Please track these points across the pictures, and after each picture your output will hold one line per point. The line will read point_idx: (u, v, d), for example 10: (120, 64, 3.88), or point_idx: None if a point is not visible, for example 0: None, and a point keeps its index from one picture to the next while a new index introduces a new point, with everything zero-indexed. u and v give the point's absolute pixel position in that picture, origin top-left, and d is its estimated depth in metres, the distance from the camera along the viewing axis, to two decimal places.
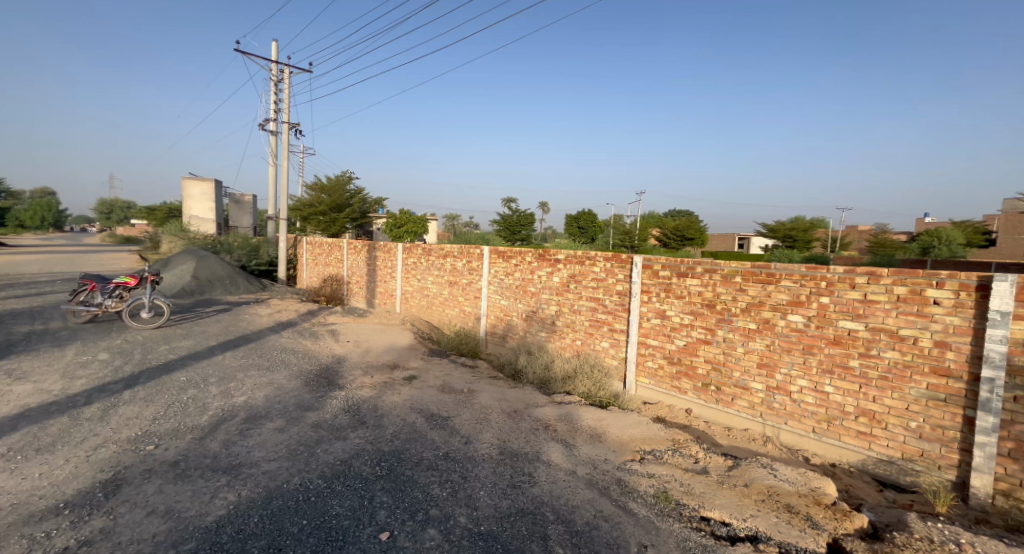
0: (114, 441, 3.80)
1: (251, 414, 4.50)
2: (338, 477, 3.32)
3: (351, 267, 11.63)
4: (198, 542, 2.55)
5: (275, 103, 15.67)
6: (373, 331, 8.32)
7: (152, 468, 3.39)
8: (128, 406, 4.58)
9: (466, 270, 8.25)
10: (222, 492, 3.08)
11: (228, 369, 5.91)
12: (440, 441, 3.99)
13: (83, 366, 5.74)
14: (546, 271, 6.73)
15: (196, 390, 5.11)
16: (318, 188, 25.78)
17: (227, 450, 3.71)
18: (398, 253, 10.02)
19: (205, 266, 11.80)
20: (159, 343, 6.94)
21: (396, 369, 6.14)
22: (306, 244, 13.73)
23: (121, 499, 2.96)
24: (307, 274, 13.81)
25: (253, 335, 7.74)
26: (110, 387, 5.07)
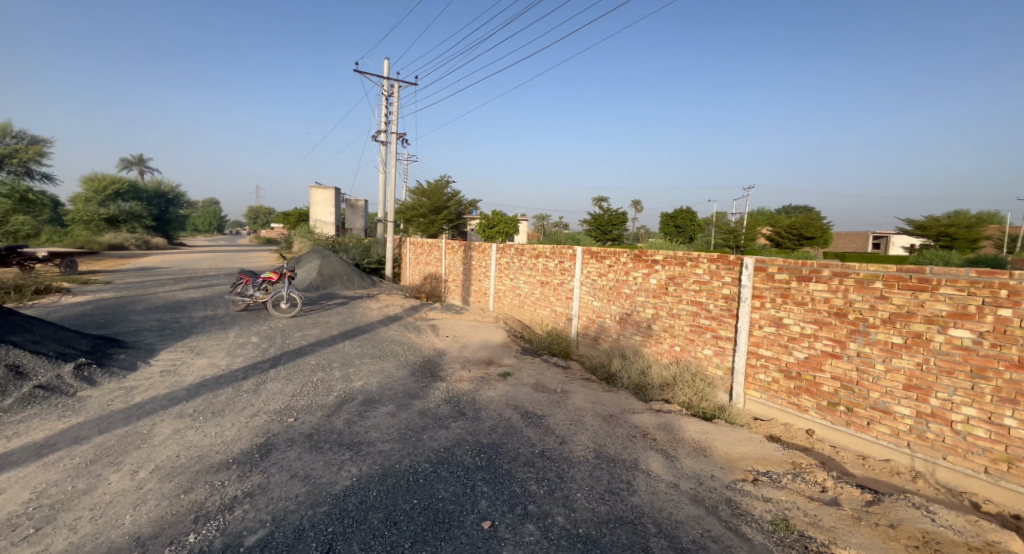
0: (264, 412, 4.50)
1: (367, 397, 5.01)
2: (443, 463, 3.55)
3: (448, 267, 12.31)
4: (330, 506, 2.92)
5: (385, 116, 17.24)
6: (468, 328, 8.73)
7: (292, 437, 3.95)
8: (273, 383, 5.39)
9: (558, 270, 8.25)
10: (347, 465, 3.48)
11: (347, 355, 6.65)
12: (536, 439, 4.06)
13: (240, 347, 6.88)
14: (642, 272, 6.47)
15: (323, 373, 5.83)
16: (420, 192, 27.71)
17: (349, 428, 4.18)
18: (492, 253, 10.36)
19: (328, 264, 13.37)
20: (293, 331, 8.04)
21: (491, 365, 6.38)
22: (410, 244, 14.83)
23: (271, 461, 3.50)
24: (410, 272, 14.92)
25: (366, 327, 8.59)
26: (259, 365, 6.01)
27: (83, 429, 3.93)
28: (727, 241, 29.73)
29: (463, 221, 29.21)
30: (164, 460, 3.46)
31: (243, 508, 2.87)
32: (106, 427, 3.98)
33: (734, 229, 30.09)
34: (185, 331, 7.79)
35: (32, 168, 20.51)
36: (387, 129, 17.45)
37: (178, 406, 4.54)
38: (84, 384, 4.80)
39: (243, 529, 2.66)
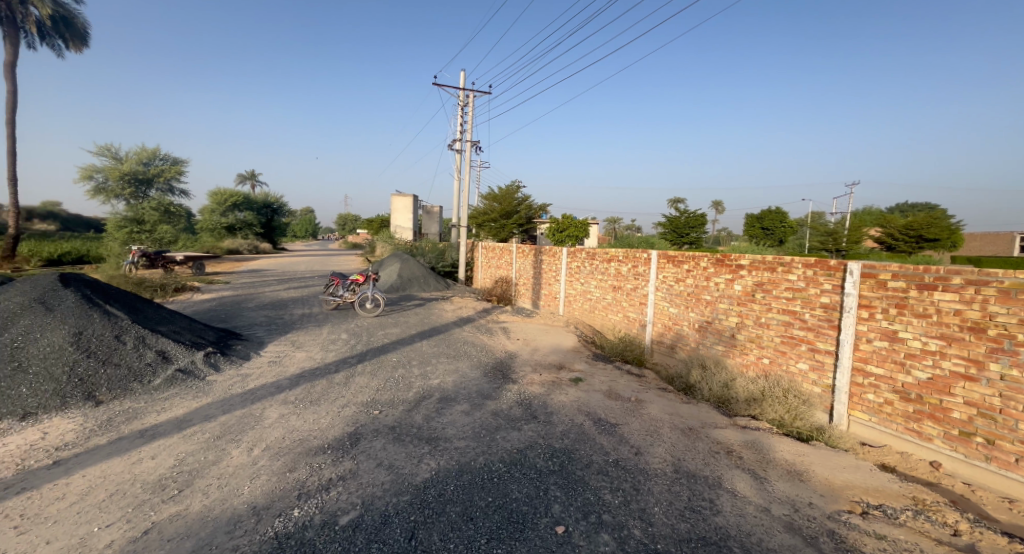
0: (353, 403, 4.87)
1: (444, 395, 5.22)
2: (517, 464, 3.60)
3: (519, 270, 12.43)
4: (412, 496, 3.08)
5: (461, 125, 17.91)
6: (538, 331, 8.75)
7: (378, 428, 4.24)
8: (360, 377, 5.82)
9: (632, 274, 8.00)
10: (426, 458, 3.66)
11: (425, 354, 6.99)
12: (610, 447, 3.96)
13: (333, 342, 7.52)
14: (725, 278, 6.07)
15: (404, 370, 6.18)
16: (491, 198, 28.34)
17: (428, 424, 4.39)
18: (562, 257, 10.30)
19: (407, 267, 14.17)
20: (376, 329, 8.63)
21: (562, 369, 6.34)
22: (482, 248, 15.21)
23: (359, 449, 3.78)
24: (482, 276, 15.28)
25: (442, 328, 8.96)
26: (347, 360, 6.52)
27: (211, 408, 4.53)
28: (824, 244, 26.81)
29: (533, 225, 29.40)
30: (272, 441, 3.87)
31: (336, 490, 3.12)
32: (228, 408, 4.55)
33: (833, 231, 27.08)
34: (287, 326, 8.68)
35: (174, 185, 24.02)
36: (463, 138, 18.07)
37: (282, 393, 5.07)
38: (211, 369, 5.54)
39: (337, 509, 2.90)
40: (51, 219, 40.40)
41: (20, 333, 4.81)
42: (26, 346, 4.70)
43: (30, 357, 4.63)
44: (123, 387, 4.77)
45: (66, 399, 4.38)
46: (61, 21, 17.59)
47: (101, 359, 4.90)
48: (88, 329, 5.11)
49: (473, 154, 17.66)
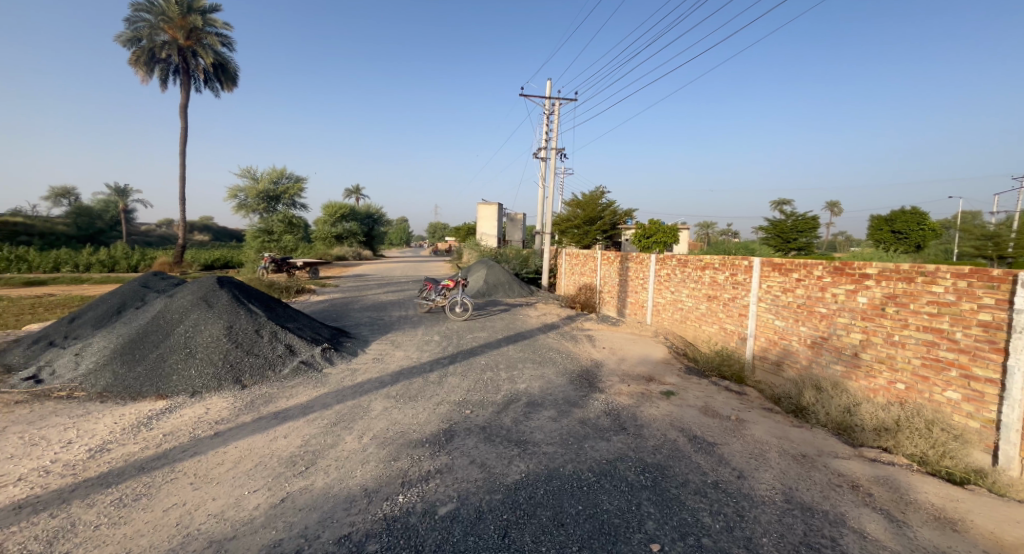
0: (446, 401, 5.15)
1: (531, 400, 5.30)
2: (606, 475, 3.54)
3: (603, 277, 12.17)
4: (503, 496, 3.18)
5: (546, 133, 18.10)
6: (625, 341, 8.49)
7: (470, 427, 4.43)
8: (451, 377, 6.12)
9: (729, 283, 7.45)
10: (516, 461, 3.74)
11: (511, 359, 7.14)
12: (708, 467, 3.72)
13: (426, 343, 8.01)
14: (845, 289, 5.41)
15: (492, 373, 6.38)
16: (574, 204, 28.16)
17: (516, 426, 4.49)
18: (650, 265, 9.89)
19: (493, 274, 14.60)
20: (465, 332, 9.01)
21: (652, 381, 6.09)
22: (566, 255, 15.15)
23: (454, 446, 3.99)
24: (565, 282, 15.21)
25: (526, 333, 9.09)
26: (440, 361, 6.89)
27: (327, 397, 5.08)
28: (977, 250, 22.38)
29: (618, 231, 28.58)
30: (378, 431, 4.24)
31: (435, 482, 3.33)
32: (340, 399, 5.07)
33: None
34: (387, 327, 9.42)
35: (297, 200, 27.39)
36: (547, 146, 18.19)
37: (385, 388, 5.52)
38: (327, 363, 6.22)
39: (436, 499, 3.10)
40: (204, 231, 48.34)
41: (190, 324, 5.84)
42: (194, 336, 5.69)
43: (196, 345, 5.59)
44: (261, 374, 5.54)
45: (220, 382, 5.22)
46: (220, 67, 21.15)
47: (245, 349, 5.76)
48: (236, 324, 6.04)
49: (557, 160, 17.75)
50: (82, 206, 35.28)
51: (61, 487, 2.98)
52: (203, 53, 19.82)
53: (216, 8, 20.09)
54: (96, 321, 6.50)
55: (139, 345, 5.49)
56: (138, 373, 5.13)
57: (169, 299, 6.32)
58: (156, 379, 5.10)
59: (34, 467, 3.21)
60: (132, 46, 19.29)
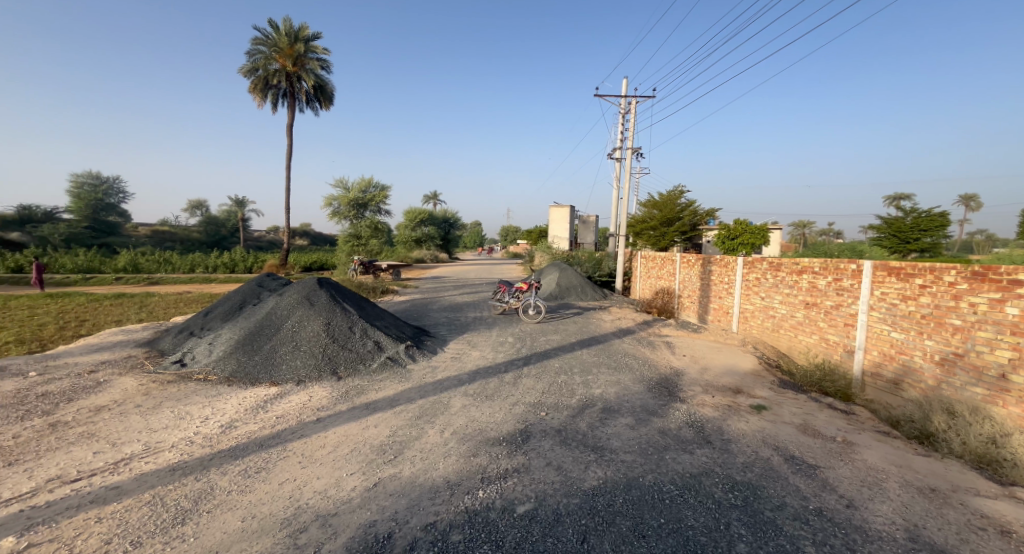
0: (522, 402, 5.22)
1: (607, 406, 5.19)
2: (691, 490, 3.37)
3: (682, 282, 11.54)
4: (581, 501, 3.15)
5: (621, 134, 17.65)
6: (708, 349, 8.00)
7: (545, 429, 4.45)
8: (526, 379, 6.18)
9: (833, 290, 6.73)
10: (593, 466, 3.69)
11: (586, 363, 7.05)
12: (810, 492, 3.39)
13: (501, 345, 8.16)
14: (986, 299, 4.68)
15: (566, 376, 6.34)
16: (651, 204, 27.08)
17: (592, 432, 4.42)
18: (736, 268, 9.21)
19: (565, 277, 14.52)
20: (538, 335, 9.04)
21: (740, 393, 5.67)
22: (641, 258, 14.59)
23: (530, 447, 4.02)
24: (640, 286, 14.65)
25: (600, 337, 8.91)
26: (514, 362, 6.99)
27: (411, 392, 5.38)
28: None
29: (699, 232, 26.98)
30: (458, 427, 4.41)
31: (512, 481, 3.39)
32: (423, 394, 5.34)
33: None
34: (463, 328, 9.75)
35: (382, 207, 29.32)
36: (623, 145, 17.71)
37: (462, 386, 5.72)
38: (410, 359, 6.59)
39: (515, 498, 3.15)
40: (304, 235, 53.80)
41: (296, 320, 6.51)
42: (298, 330, 6.34)
43: (301, 339, 6.23)
44: (354, 367, 6.02)
45: (320, 373, 5.76)
46: (320, 89, 23.26)
47: (341, 344, 6.30)
48: (333, 320, 6.62)
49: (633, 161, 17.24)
50: (208, 216, 40.79)
51: (201, 455, 3.47)
52: (306, 76, 21.99)
53: (318, 36, 22.26)
54: (223, 315, 7.50)
55: (256, 337, 6.24)
56: (255, 362, 5.83)
57: (279, 297, 7.11)
58: (269, 367, 5.76)
59: (181, 437, 3.78)
60: (251, 75, 21.94)
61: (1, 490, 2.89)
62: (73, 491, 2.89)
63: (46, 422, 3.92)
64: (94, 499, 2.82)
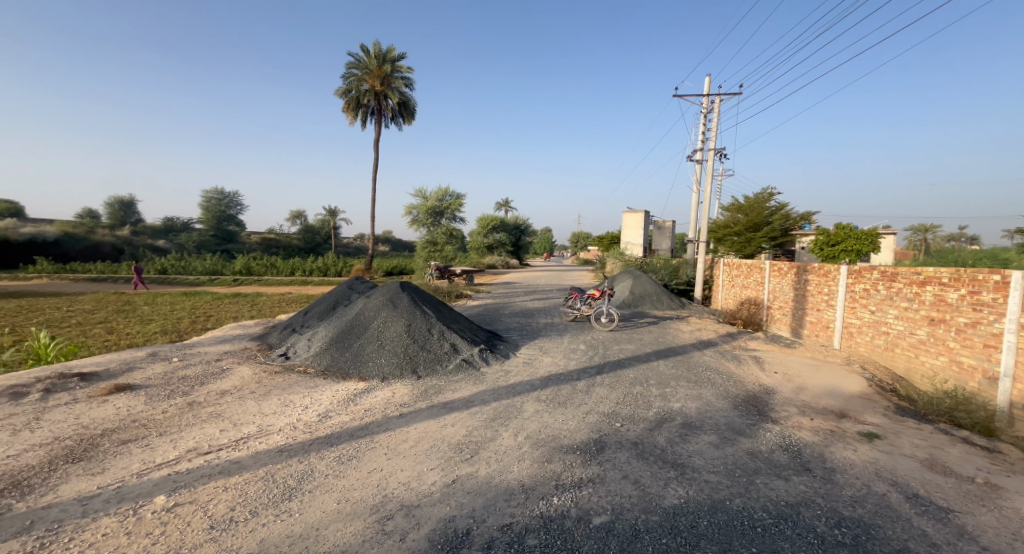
0: (596, 411, 5.13)
1: (687, 421, 4.93)
2: (787, 520, 3.08)
3: (772, 291, 10.61)
4: (662, 519, 3.02)
5: (703, 134, 16.73)
6: (804, 366, 7.28)
7: (621, 441, 4.33)
8: (600, 388, 6.06)
9: (966, 305, 5.85)
10: (673, 484, 3.52)
11: (663, 375, 6.74)
12: (940, 540, 2.95)
13: (573, 352, 8.08)
14: None
15: (642, 388, 6.12)
16: (735, 208, 25.29)
17: (671, 447, 4.23)
18: (838, 278, 8.29)
19: (640, 284, 14.04)
20: (612, 343, 8.83)
21: (846, 418, 5.09)
22: (724, 265, 13.66)
23: (605, 458, 3.94)
24: (722, 295, 13.72)
25: (678, 349, 8.49)
26: (587, 370, 6.88)
27: (486, 395, 5.52)
28: None
29: (791, 237, 24.66)
30: (532, 432, 4.44)
31: (587, 490, 3.34)
32: (497, 397, 5.45)
33: None
34: (534, 333, 9.79)
35: (458, 214, 30.45)
36: (704, 147, 16.76)
37: (535, 392, 5.75)
38: (483, 362, 6.75)
39: (590, 508, 3.10)
40: (386, 241, 57.63)
41: (381, 321, 6.98)
42: (383, 330, 6.80)
43: (385, 338, 6.66)
44: (432, 367, 6.31)
45: (402, 372, 6.10)
46: (404, 106, 24.76)
47: (420, 345, 6.63)
48: (414, 322, 7.00)
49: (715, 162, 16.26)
50: (306, 224, 45.16)
51: (303, 440, 3.83)
52: (391, 94, 23.55)
53: (404, 56, 23.75)
54: (319, 314, 8.26)
55: (347, 335, 6.79)
56: (346, 358, 6.35)
57: (366, 299, 7.67)
58: (358, 363, 6.23)
59: (286, 422, 4.22)
60: (345, 96, 24.04)
61: (154, 455, 3.42)
62: (205, 461, 3.35)
63: (184, 401, 4.57)
64: (221, 470, 3.24)
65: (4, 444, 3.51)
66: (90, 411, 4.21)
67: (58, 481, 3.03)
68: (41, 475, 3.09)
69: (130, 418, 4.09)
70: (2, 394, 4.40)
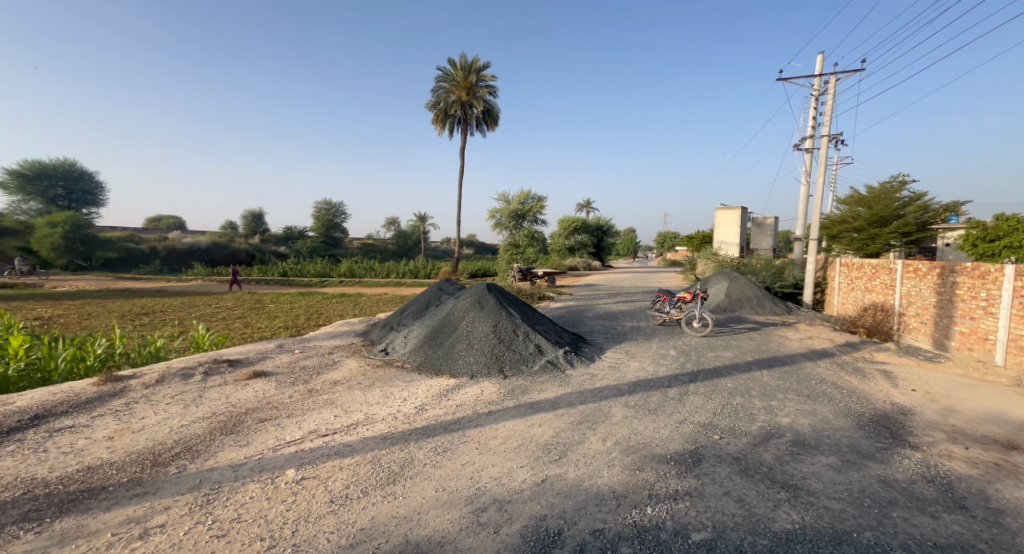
0: (691, 421, 4.84)
1: (799, 439, 4.46)
2: None
3: (906, 297, 9.22)
4: (773, 544, 2.77)
5: (815, 118, 14.99)
6: (953, 385, 6.20)
7: (720, 455, 4.04)
8: (694, 396, 5.71)
9: None
10: (785, 506, 3.21)
11: (768, 386, 6.16)
12: None
13: (662, 357, 7.71)
14: None
15: (743, 399, 5.65)
16: (854, 201, 22.44)
17: (781, 467, 3.85)
18: (1001, 281, 6.96)
19: (737, 287, 12.99)
20: (707, 350, 8.27)
21: (1017, 451, 4.24)
22: (841, 266, 12.15)
23: (703, 471, 3.71)
24: (838, 300, 12.21)
25: (785, 358, 7.70)
26: (680, 377, 6.52)
27: (573, 397, 5.48)
28: None
29: (930, 233, 21.02)
30: (621, 437, 4.33)
31: (684, 504, 3.17)
32: (584, 400, 5.38)
33: None
34: (620, 337, 9.52)
35: (540, 217, 30.64)
36: (815, 134, 15.03)
37: (623, 397, 5.59)
38: (569, 364, 6.71)
39: (688, 523, 2.94)
40: (471, 244, 59.95)
41: (469, 321, 7.27)
42: (471, 330, 7.07)
43: (473, 337, 6.93)
44: (518, 367, 6.42)
45: (489, 370, 6.30)
46: (488, 113, 25.48)
47: (506, 345, 6.79)
48: (500, 322, 7.19)
49: (828, 149, 14.52)
50: (400, 230, 48.53)
51: (403, 430, 4.12)
52: (476, 102, 24.37)
53: (488, 64, 24.52)
54: (413, 313, 8.82)
55: (438, 334, 7.18)
56: (438, 355, 6.71)
57: (456, 300, 8.05)
58: (448, 360, 6.55)
59: (388, 413, 4.56)
60: (434, 108, 25.41)
61: (283, 434, 3.91)
62: (324, 442, 3.75)
63: (305, 388, 5.16)
64: (336, 451, 3.61)
65: (178, 414, 4.25)
66: (235, 392, 4.93)
67: (215, 449, 3.59)
68: (204, 443, 3.68)
69: (265, 400, 4.71)
70: (175, 374, 5.33)
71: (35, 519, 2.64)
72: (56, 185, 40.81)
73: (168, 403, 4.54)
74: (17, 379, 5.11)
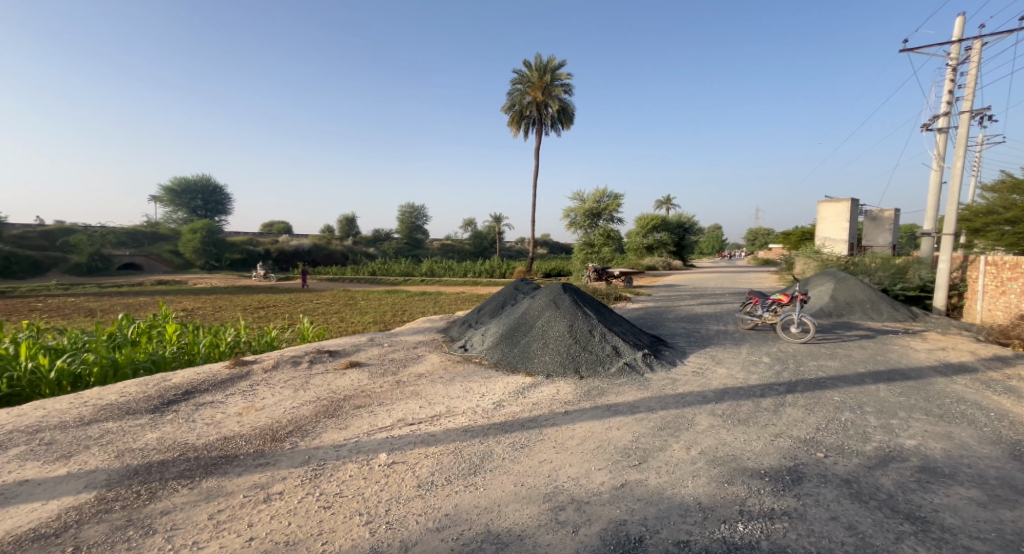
0: (789, 435, 4.44)
1: (927, 465, 3.88)
2: None
3: None
4: None
5: (953, 92, 12.95)
6: None
7: (826, 475, 3.65)
8: (792, 408, 5.22)
9: None
10: (910, 541, 2.82)
11: (886, 403, 5.44)
12: None
13: (754, 364, 7.13)
14: None
15: (853, 415, 5.05)
16: (1006, 187, 19.17)
17: (904, 495, 3.38)
18: None
19: (845, 289, 11.62)
20: (807, 358, 7.50)
21: None
22: (985, 266, 10.34)
23: (805, 491, 3.38)
24: (982, 306, 10.41)
25: (908, 372, 6.73)
26: (775, 387, 5.99)
27: (653, 402, 5.28)
28: None
29: None
30: (707, 447, 4.10)
31: (782, 524, 2.92)
32: (665, 405, 5.17)
33: None
34: (705, 341, 8.98)
35: (617, 216, 29.81)
36: (951, 110, 13.00)
37: (709, 405, 5.26)
38: (648, 368, 6.46)
39: (788, 546, 2.71)
40: (546, 244, 60.06)
41: (545, 320, 7.31)
42: (548, 329, 7.09)
43: (549, 337, 6.95)
44: (594, 368, 6.32)
45: (565, 370, 6.27)
46: (563, 112, 25.41)
47: (582, 345, 6.72)
48: (576, 322, 7.14)
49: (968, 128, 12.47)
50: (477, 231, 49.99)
51: (482, 424, 4.25)
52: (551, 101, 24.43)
53: (563, 63, 24.52)
54: (490, 312, 9.04)
55: (514, 333, 7.30)
56: (514, 353, 6.82)
57: (532, 299, 8.13)
58: (524, 359, 6.63)
59: (468, 407, 4.73)
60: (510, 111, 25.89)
61: (376, 420, 4.22)
62: (411, 431, 4.00)
63: (394, 380, 5.53)
64: (422, 440, 3.82)
65: (290, 397, 4.78)
66: (335, 380, 5.43)
67: (320, 429, 3.98)
68: (311, 424, 4.10)
69: (359, 388, 5.13)
70: (286, 361, 6.00)
71: (188, 476, 3.12)
72: (196, 198, 47.81)
73: (281, 386, 5.12)
74: (172, 359, 6.06)
